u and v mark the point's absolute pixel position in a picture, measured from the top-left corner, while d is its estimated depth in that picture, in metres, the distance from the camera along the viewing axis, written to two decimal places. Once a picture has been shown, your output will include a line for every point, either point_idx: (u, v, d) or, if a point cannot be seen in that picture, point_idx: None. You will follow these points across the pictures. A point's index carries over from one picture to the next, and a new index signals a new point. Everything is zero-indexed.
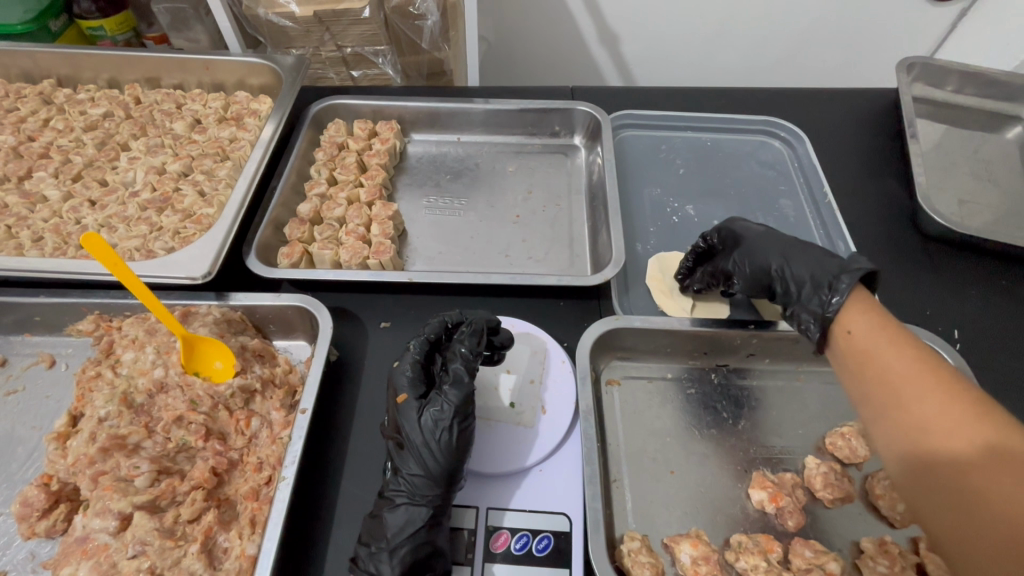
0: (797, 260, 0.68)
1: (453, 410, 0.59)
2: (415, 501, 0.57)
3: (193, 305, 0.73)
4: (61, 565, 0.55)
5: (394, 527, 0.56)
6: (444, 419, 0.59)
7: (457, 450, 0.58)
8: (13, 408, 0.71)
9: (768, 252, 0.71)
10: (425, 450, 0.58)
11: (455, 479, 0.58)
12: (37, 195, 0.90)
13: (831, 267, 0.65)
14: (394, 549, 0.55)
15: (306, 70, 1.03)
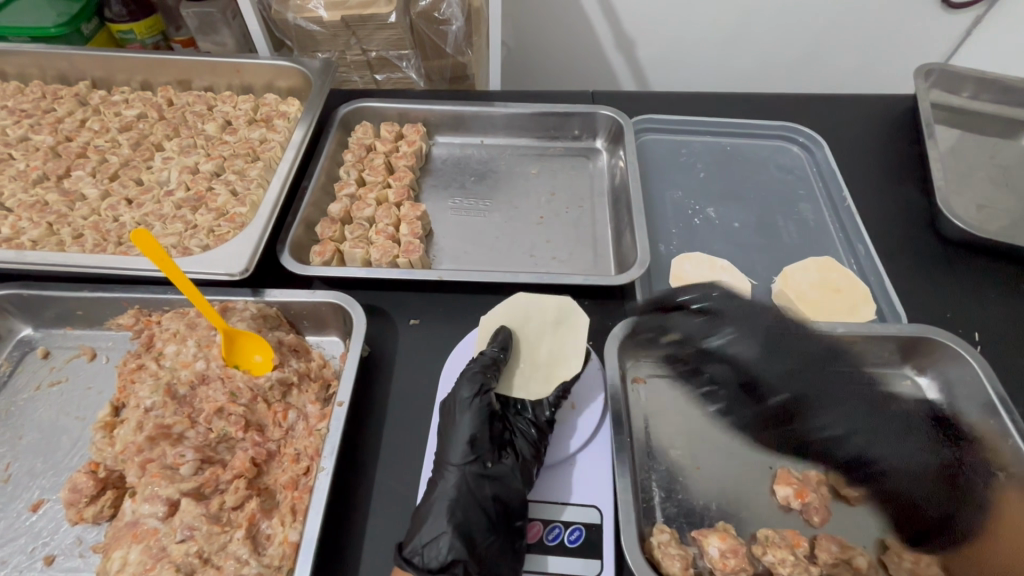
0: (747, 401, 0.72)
1: (482, 386, 0.64)
2: (453, 476, 0.58)
3: (229, 300, 0.75)
4: (112, 548, 0.57)
5: (434, 506, 0.57)
6: (470, 391, 0.63)
7: (485, 418, 0.62)
8: (57, 398, 0.73)
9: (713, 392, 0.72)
10: (459, 422, 0.62)
11: (485, 449, 0.60)
12: (76, 193, 0.93)
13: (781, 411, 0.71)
14: (422, 521, 0.56)
15: (333, 73, 1.05)
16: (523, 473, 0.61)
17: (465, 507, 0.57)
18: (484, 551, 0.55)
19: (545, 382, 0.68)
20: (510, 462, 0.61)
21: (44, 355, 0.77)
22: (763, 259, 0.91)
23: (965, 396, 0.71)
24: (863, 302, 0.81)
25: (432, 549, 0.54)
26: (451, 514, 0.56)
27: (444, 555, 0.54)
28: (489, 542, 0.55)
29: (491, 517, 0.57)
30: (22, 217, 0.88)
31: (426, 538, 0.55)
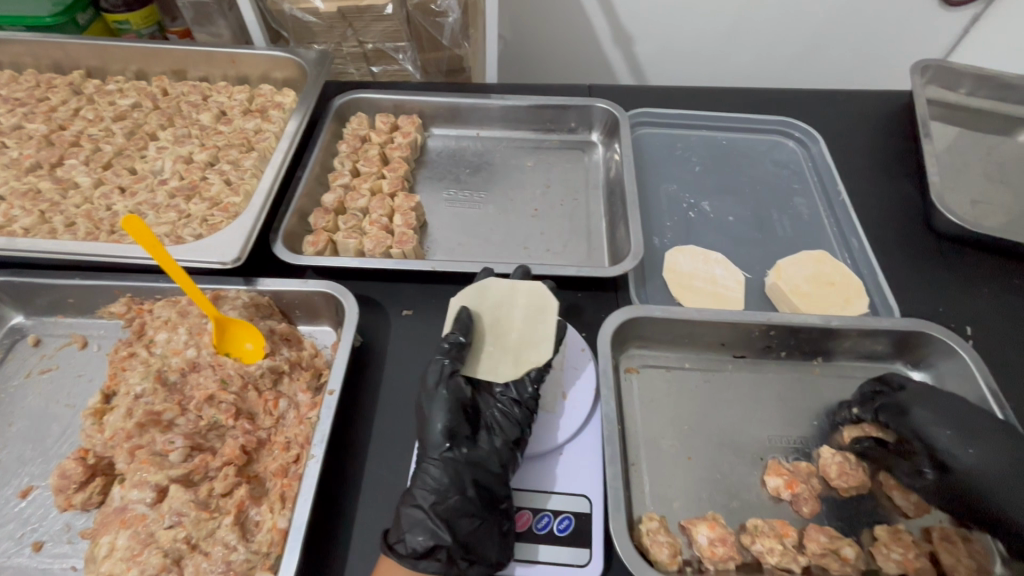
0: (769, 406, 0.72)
1: (449, 374, 0.64)
2: (430, 465, 0.59)
3: (221, 289, 0.75)
4: (100, 533, 0.57)
5: (414, 495, 0.57)
6: (437, 381, 0.63)
7: (456, 406, 0.62)
8: (47, 385, 0.73)
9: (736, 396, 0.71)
10: (431, 412, 0.62)
11: (461, 437, 0.61)
12: (69, 182, 0.92)
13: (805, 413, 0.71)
14: (402, 510, 0.57)
15: (329, 64, 1.05)
16: (502, 453, 0.61)
17: (446, 494, 0.57)
18: (469, 534, 0.55)
19: (514, 366, 0.67)
20: (488, 446, 0.61)
21: (35, 343, 0.77)
22: (758, 252, 0.91)
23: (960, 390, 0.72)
24: (856, 296, 0.82)
25: (414, 535, 0.55)
26: (432, 502, 0.56)
27: (426, 540, 0.54)
28: (474, 525, 0.56)
29: (471, 500, 0.57)
30: (15, 205, 0.88)
31: (408, 526, 0.55)
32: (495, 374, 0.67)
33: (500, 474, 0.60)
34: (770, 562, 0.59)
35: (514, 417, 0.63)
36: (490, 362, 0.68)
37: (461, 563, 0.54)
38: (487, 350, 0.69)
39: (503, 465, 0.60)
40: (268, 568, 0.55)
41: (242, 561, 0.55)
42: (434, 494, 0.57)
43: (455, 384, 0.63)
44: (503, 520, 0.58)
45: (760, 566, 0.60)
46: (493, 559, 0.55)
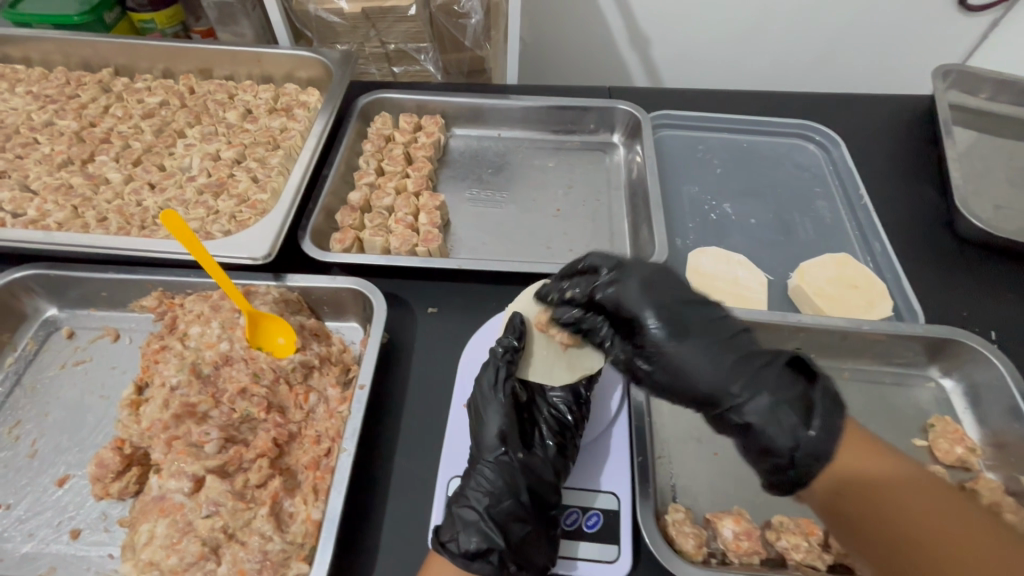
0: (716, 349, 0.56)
1: (505, 378, 0.64)
2: (485, 468, 0.59)
3: (252, 284, 0.76)
4: (139, 521, 0.58)
5: (468, 497, 0.58)
6: (492, 385, 0.63)
7: (511, 410, 0.62)
8: (81, 377, 0.75)
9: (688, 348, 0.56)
10: (487, 414, 0.62)
11: (515, 441, 0.61)
12: (100, 177, 0.94)
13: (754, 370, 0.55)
14: (458, 509, 0.57)
15: (353, 64, 1.06)
16: (557, 462, 0.61)
17: (500, 497, 0.57)
18: (523, 537, 0.56)
19: (570, 372, 0.67)
20: (541, 451, 0.61)
21: (69, 335, 0.79)
22: (780, 255, 0.92)
23: (990, 398, 0.72)
24: (880, 298, 0.82)
25: (469, 536, 0.55)
26: (488, 505, 0.57)
27: (480, 541, 0.55)
28: (527, 529, 0.56)
29: (526, 506, 0.57)
30: (48, 200, 0.89)
31: (461, 526, 0.56)
32: (552, 380, 0.67)
33: (552, 480, 0.60)
34: (794, 557, 0.60)
35: (567, 423, 0.64)
36: (547, 364, 0.67)
37: (510, 567, 0.54)
38: (543, 350, 0.68)
39: (557, 474, 0.60)
40: (303, 559, 0.55)
41: (278, 551, 0.56)
42: (488, 496, 0.57)
43: (510, 389, 0.63)
44: (553, 525, 0.58)
45: (785, 562, 0.60)
46: (542, 563, 0.56)
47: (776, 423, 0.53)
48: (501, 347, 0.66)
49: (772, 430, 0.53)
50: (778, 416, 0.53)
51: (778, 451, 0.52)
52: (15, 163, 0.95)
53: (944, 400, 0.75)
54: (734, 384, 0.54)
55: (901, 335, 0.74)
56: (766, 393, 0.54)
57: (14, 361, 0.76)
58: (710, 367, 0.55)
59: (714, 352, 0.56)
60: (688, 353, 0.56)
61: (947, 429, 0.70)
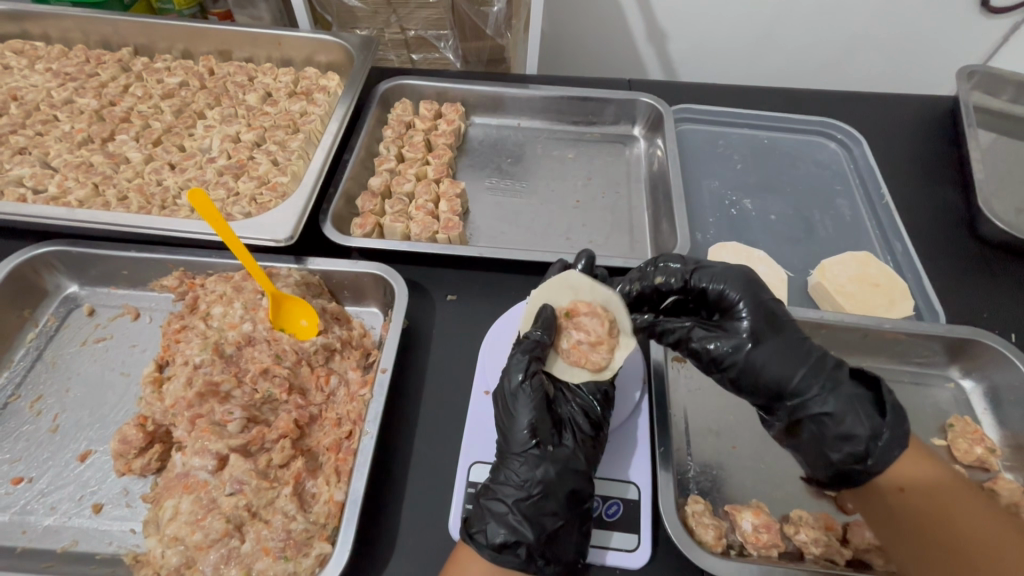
0: (778, 353, 0.60)
1: (535, 369, 0.62)
2: (515, 461, 0.59)
3: (273, 266, 0.76)
4: (164, 497, 0.59)
5: (497, 490, 0.58)
6: (523, 374, 0.61)
7: (541, 403, 0.61)
8: (102, 354, 0.75)
9: (769, 354, 0.60)
10: (517, 407, 0.60)
11: (547, 434, 0.60)
12: (120, 156, 0.94)
13: (816, 374, 0.59)
14: (488, 502, 0.58)
15: (374, 49, 1.05)
16: (588, 456, 0.60)
17: (530, 491, 0.57)
18: (552, 530, 0.56)
19: (589, 370, 0.66)
20: (572, 445, 0.60)
21: (90, 313, 0.79)
22: (800, 253, 0.92)
23: (1012, 400, 0.72)
24: (900, 297, 0.81)
25: (499, 527, 0.55)
26: (518, 498, 0.57)
27: (508, 531, 0.55)
28: (557, 522, 0.56)
29: (556, 501, 0.57)
30: (68, 177, 0.89)
31: (489, 518, 0.56)
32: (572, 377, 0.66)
33: (583, 472, 0.59)
34: (812, 551, 0.59)
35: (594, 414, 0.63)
36: (569, 359, 0.67)
37: (539, 560, 0.55)
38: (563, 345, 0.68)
39: (589, 468, 0.60)
40: (326, 539, 0.56)
41: (301, 530, 0.56)
42: (519, 489, 0.58)
43: (538, 382, 0.62)
44: (584, 518, 0.58)
45: (802, 556, 0.60)
46: (571, 554, 0.56)
47: (847, 426, 0.57)
48: (530, 343, 0.64)
49: (849, 421, 0.57)
50: (849, 418, 0.58)
51: (855, 440, 0.57)
52: (36, 140, 0.95)
53: (963, 401, 0.75)
54: (802, 384, 0.59)
55: (922, 333, 0.74)
56: (832, 389, 0.59)
57: (35, 337, 0.76)
58: (784, 366, 0.60)
59: (791, 354, 0.60)
60: (763, 369, 0.60)
61: (966, 429, 0.70)
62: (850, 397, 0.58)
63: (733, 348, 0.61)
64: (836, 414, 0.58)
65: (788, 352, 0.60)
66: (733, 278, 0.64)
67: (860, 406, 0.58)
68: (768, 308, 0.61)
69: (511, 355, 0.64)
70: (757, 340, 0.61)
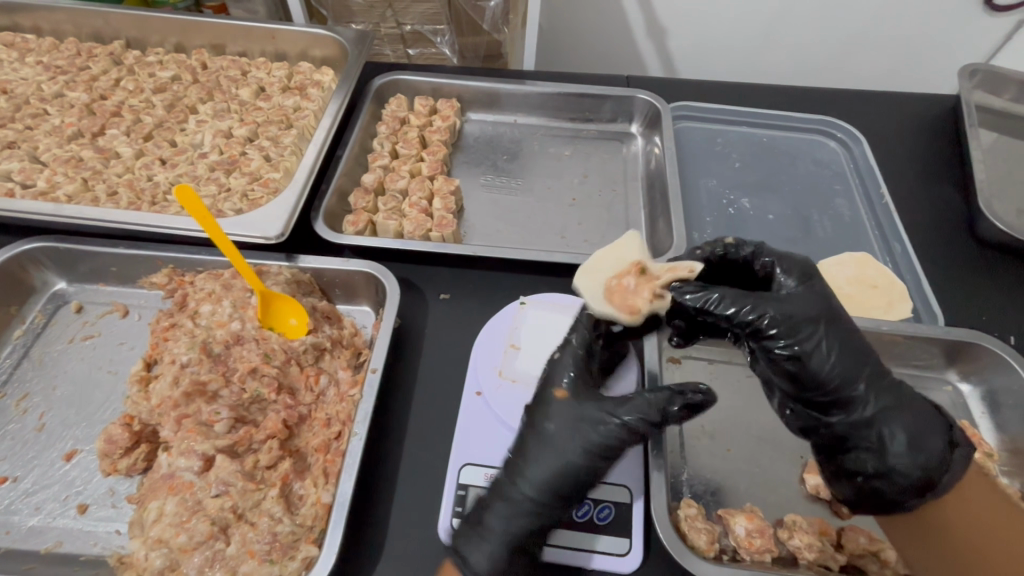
0: (849, 368, 0.56)
1: (581, 367, 0.62)
2: (525, 459, 0.58)
3: (263, 264, 0.75)
4: (149, 498, 0.58)
5: (491, 496, 0.58)
6: (547, 377, 0.62)
7: (546, 411, 0.60)
8: (89, 352, 0.74)
9: (841, 369, 0.56)
10: (546, 406, 0.60)
11: (535, 444, 0.59)
12: (111, 151, 0.93)
13: (884, 401, 0.56)
14: (483, 507, 0.57)
15: (369, 43, 1.04)
16: (568, 469, 0.56)
17: (517, 498, 0.57)
18: (523, 545, 0.55)
19: (619, 310, 0.64)
20: (550, 456, 0.57)
21: (78, 310, 0.78)
22: (798, 253, 0.90)
23: (1010, 404, 0.71)
24: (899, 299, 0.80)
25: (481, 528, 0.56)
26: (509, 496, 0.57)
27: (485, 538, 0.56)
28: (530, 540, 0.55)
29: (535, 510, 0.56)
30: (57, 171, 0.88)
31: (477, 525, 0.56)
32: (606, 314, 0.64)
33: (571, 499, 0.56)
34: (806, 557, 0.59)
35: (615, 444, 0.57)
36: (608, 294, 0.66)
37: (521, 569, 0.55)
38: (612, 277, 0.68)
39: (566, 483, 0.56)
40: (313, 542, 0.55)
41: (288, 533, 0.55)
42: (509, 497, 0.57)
43: (557, 386, 0.61)
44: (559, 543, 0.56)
45: (796, 561, 0.59)
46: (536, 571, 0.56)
47: (906, 441, 0.55)
48: (568, 344, 0.64)
49: (899, 459, 0.54)
50: (908, 431, 0.55)
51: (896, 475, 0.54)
52: (25, 134, 0.94)
53: (960, 404, 0.74)
54: (869, 381, 0.56)
55: (920, 336, 0.73)
56: (890, 403, 0.56)
57: (22, 333, 0.76)
58: (853, 377, 0.56)
59: (865, 368, 0.56)
60: (837, 351, 0.56)
61: (964, 433, 0.69)
62: (915, 409, 0.57)
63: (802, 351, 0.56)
64: (892, 422, 0.55)
65: (860, 369, 0.56)
66: (817, 267, 0.61)
67: (925, 427, 0.56)
68: (844, 332, 0.57)
69: (567, 340, 0.64)
70: (835, 322, 0.57)
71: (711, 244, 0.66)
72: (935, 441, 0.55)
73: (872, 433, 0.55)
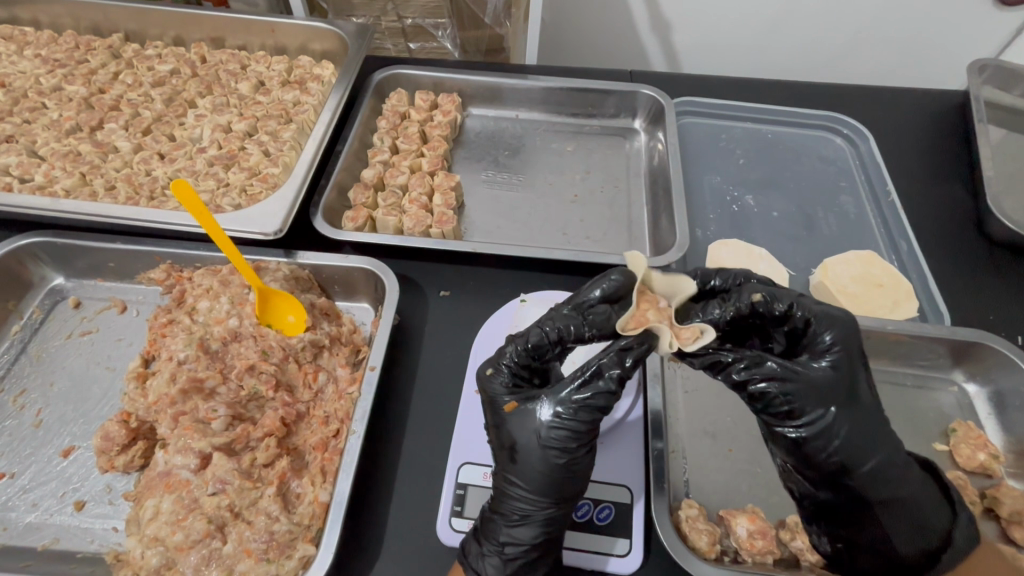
0: (865, 445, 0.53)
1: (514, 376, 0.59)
2: (508, 472, 0.56)
3: (261, 260, 0.74)
4: (145, 496, 0.58)
5: (490, 513, 0.56)
6: (488, 390, 0.59)
7: (498, 421, 0.57)
8: (86, 348, 0.74)
9: (858, 445, 0.52)
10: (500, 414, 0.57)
11: (502, 455, 0.57)
12: (109, 145, 0.92)
13: (896, 476, 0.53)
14: (481, 527, 0.56)
15: (369, 37, 1.03)
16: (536, 477, 0.54)
17: (506, 513, 0.55)
18: (519, 558, 0.54)
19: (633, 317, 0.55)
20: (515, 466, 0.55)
21: (76, 305, 0.77)
22: (803, 251, 0.89)
23: (1017, 405, 0.70)
24: (905, 298, 0.79)
25: (481, 546, 0.55)
26: (505, 518, 0.55)
27: (485, 555, 0.54)
28: (525, 551, 0.54)
29: (518, 522, 0.54)
30: (55, 166, 0.88)
31: (481, 545, 0.55)
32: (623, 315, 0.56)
33: (563, 501, 0.55)
34: (809, 558, 0.58)
35: (571, 429, 0.54)
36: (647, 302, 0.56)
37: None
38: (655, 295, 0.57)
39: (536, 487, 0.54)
40: (310, 540, 0.54)
41: (285, 532, 0.55)
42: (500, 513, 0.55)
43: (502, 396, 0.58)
44: (551, 548, 0.55)
45: (799, 563, 0.59)
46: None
47: (899, 523, 0.53)
48: (505, 355, 0.59)
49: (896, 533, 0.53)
50: (904, 512, 0.53)
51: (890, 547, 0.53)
52: (23, 128, 0.94)
53: (967, 405, 0.73)
54: (882, 466, 0.53)
55: (926, 336, 0.72)
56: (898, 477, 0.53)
57: (20, 329, 0.75)
58: (867, 454, 0.53)
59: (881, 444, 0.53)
60: (854, 432, 0.53)
61: (970, 434, 0.68)
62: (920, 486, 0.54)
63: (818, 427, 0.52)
64: (901, 496, 0.53)
65: (875, 444, 0.53)
66: (856, 328, 0.55)
67: (923, 509, 0.53)
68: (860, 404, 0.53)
69: (501, 352, 0.60)
70: (857, 401, 0.54)
71: (739, 304, 0.56)
72: (927, 526, 0.53)
73: (872, 513, 0.53)
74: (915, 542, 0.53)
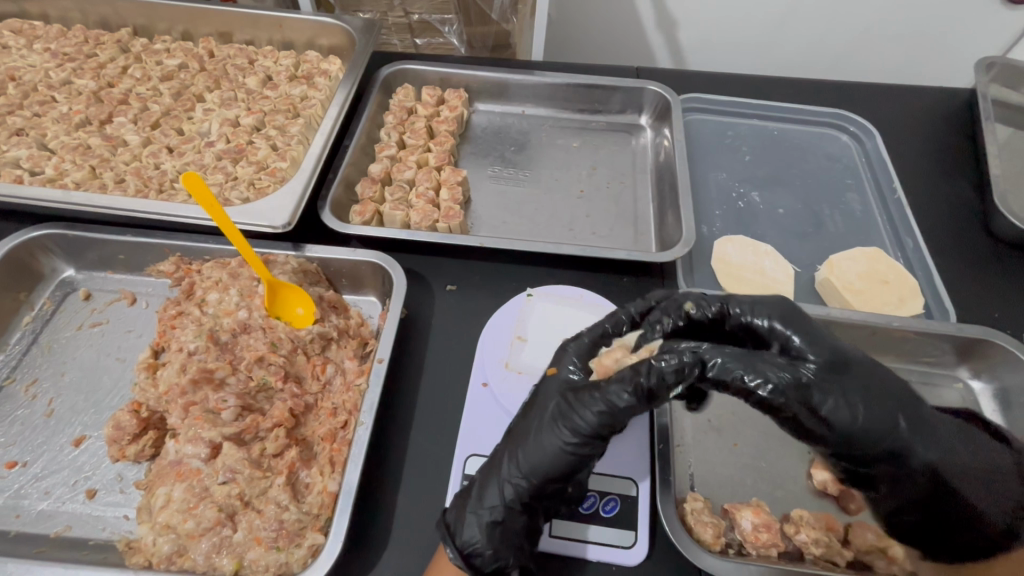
0: (884, 415, 0.54)
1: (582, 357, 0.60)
2: (516, 451, 0.57)
3: (270, 253, 0.75)
4: (157, 484, 0.59)
5: (483, 488, 0.56)
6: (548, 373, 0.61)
7: (531, 403, 0.60)
8: (97, 339, 0.74)
9: (889, 416, 0.55)
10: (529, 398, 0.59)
11: (521, 431, 0.58)
12: (118, 139, 0.93)
13: (927, 443, 0.56)
14: (472, 499, 0.56)
15: (376, 32, 1.03)
16: (546, 459, 0.55)
17: (504, 490, 0.55)
18: (500, 534, 0.54)
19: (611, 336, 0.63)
20: (530, 443, 0.56)
21: (86, 297, 0.78)
22: (808, 248, 0.89)
23: (1021, 402, 0.70)
24: (910, 296, 0.79)
25: (472, 514, 0.55)
26: (502, 491, 0.55)
27: (477, 524, 0.54)
28: (508, 526, 0.54)
29: (513, 500, 0.55)
30: (65, 159, 0.88)
31: (470, 519, 0.54)
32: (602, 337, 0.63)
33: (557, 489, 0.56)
34: (813, 552, 0.58)
35: (587, 426, 0.54)
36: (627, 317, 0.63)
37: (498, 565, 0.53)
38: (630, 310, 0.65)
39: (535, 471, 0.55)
40: (319, 530, 0.55)
41: (294, 520, 0.56)
42: (499, 487, 0.56)
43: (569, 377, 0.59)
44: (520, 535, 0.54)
45: (803, 556, 0.59)
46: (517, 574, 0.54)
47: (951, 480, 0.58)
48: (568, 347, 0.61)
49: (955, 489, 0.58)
50: (946, 470, 0.58)
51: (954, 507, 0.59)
52: (33, 121, 0.94)
53: (970, 401, 0.73)
54: (912, 428, 0.56)
55: (932, 333, 0.72)
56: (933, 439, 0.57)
57: (31, 320, 0.76)
58: (886, 425, 0.54)
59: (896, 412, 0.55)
60: (874, 407, 0.54)
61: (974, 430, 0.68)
62: (954, 443, 0.59)
63: (836, 410, 0.53)
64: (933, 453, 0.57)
65: (890, 412, 0.55)
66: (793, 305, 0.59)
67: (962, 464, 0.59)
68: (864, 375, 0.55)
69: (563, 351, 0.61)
70: (862, 369, 0.56)
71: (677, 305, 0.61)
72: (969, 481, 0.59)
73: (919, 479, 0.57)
74: (937, 498, 0.58)
